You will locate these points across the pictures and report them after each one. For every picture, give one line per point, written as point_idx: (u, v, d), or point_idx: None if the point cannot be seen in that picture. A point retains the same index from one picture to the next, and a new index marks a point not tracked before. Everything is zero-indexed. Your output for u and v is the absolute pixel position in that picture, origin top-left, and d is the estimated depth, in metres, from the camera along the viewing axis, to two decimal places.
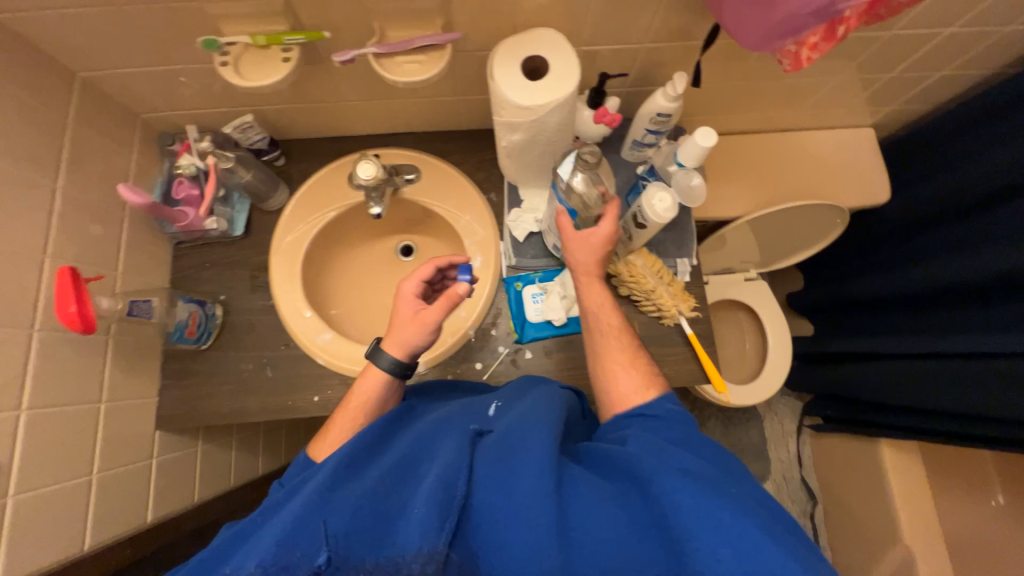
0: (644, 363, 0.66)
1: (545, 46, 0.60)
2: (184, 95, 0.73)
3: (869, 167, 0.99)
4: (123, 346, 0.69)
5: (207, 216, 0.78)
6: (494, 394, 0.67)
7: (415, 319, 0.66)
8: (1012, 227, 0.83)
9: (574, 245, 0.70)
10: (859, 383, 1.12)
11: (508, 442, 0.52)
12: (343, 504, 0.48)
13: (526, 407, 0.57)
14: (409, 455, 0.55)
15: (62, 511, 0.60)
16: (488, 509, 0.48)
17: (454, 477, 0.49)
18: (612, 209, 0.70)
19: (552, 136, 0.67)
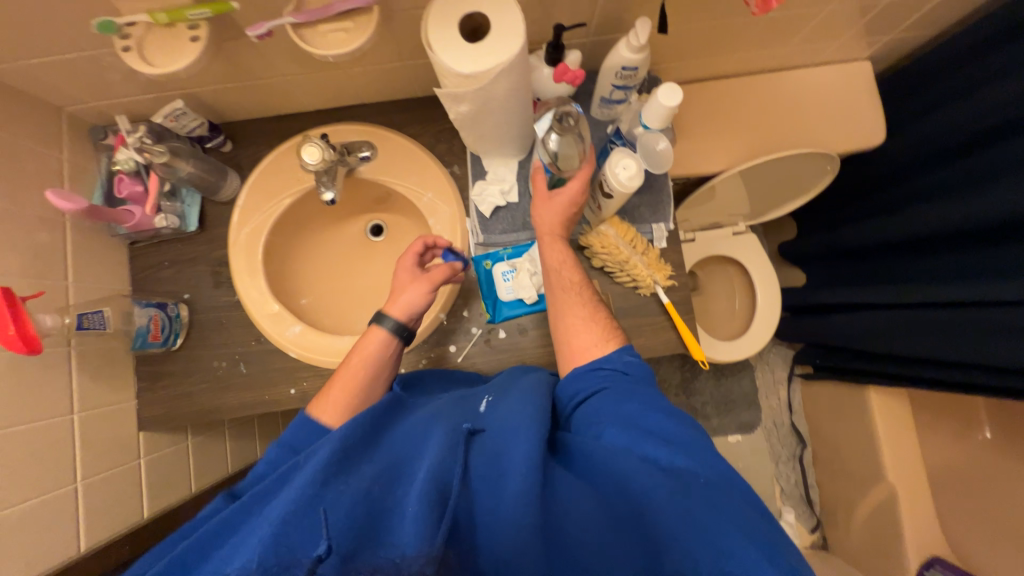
0: (604, 319, 0.66)
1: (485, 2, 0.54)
2: (104, 85, 0.67)
3: (866, 105, 0.91)
4: (87, 356, 0.68)
5: (155, 214, 0.74)
6: (480, 391, 0.65)
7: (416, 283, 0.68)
8: (1014, 165, 0.77)
9: (540, 202, 0.69)
10: (849, 333, 1.11)
11: (504, 441, 0.50)
12: (339, 499, 0.45)
13: (521, 403, 0.55)
14: (399, 451, 0.52)
15: (50, 520, 0.62)
16: (483, 508, 0.46)
17: (448, 476, 0.47)
18: (585, 170, 0.67)
19: (506, 103, 0.61)
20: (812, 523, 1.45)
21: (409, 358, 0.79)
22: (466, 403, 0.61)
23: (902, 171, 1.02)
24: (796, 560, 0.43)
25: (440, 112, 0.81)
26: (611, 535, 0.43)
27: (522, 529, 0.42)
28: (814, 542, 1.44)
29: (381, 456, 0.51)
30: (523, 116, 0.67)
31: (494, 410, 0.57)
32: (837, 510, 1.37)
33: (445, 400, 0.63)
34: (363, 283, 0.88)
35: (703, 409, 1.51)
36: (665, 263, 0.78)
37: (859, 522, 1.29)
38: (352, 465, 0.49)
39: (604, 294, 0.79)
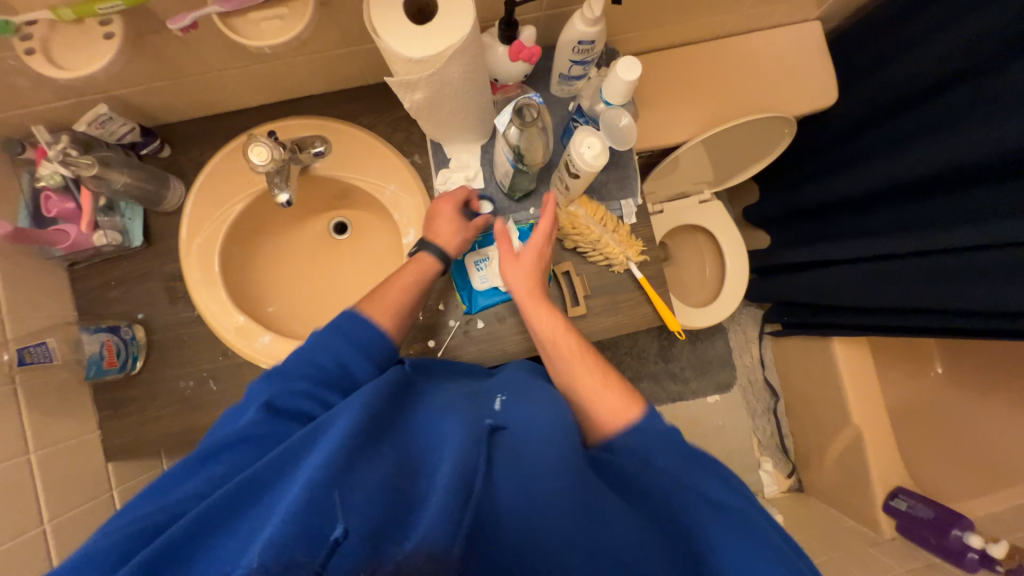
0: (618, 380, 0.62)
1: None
2: (13, 93, 0.60)
3: (819, 66, 0.93)
4: (37, 392, 0.63)
5: (92, 231, 0.68)
6: (488, 388, 0.63)
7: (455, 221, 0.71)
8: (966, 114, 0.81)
9: (510, 269, 0.69)
10: (816, 288, 1.15)
11: (531, 442, 0.49)
12: (362, 487, 0.41)
13: (542, 402, 0.55)
14: (417, 446, 0.48)
15: (19, 568, 0.58)
16: (505, 508, 0.44)
17: (474, 469, 0.45)
18: (543, 222, 0.69)
19: (461, 87, 0.59)
20: (788, 469, 1.55)
21: None
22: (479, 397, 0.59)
23: (854, 129, 1.05)
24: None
25: (394, 99, 0.78)
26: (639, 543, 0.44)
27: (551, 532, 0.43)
28: (791, 486, 1.54)
29: (399, 444, 0.48)
30: (481, 100, 0.65)
31: (511, 408, 0.56)
32: (810, 455, 1.46)
33: (456, 390, 0.61)
34: (331, 285, 0.84)
35: (681, 374, 1.56)
36: (637, 239, 0.78)
37: (830, 464, 1.39)
38: (370, 447, 0.45)
39: (579, 275, 0.79)
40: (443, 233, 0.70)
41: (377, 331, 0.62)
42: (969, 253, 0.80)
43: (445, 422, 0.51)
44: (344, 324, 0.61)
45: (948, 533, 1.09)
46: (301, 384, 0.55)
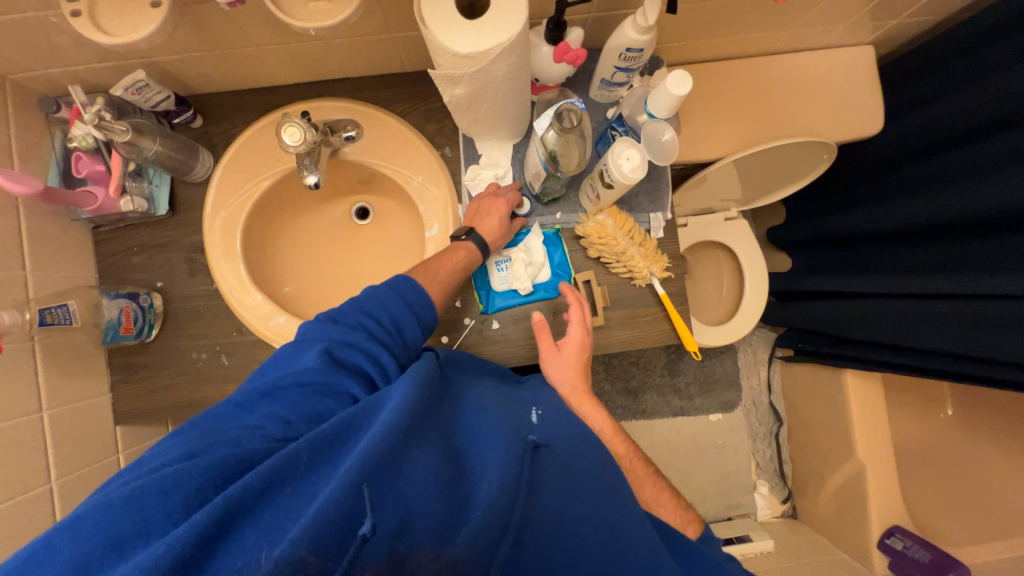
0: (673, 495, 0.66)
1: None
2: (55, 53, 0.59)
3: (868, 92, 0.90)
4: (54, 351, 0.64)
5: (119, 196, 0.68)
6: (520, 397, 0.65)
7: (502, 212, 0.71)
8: (1012, 157, 0.77)
9: (560, 368, 0.70)
10: (832, 318, 1.13)
11: (568, 471, 0.50)
12: (410, 475, 0.41)
13: (578, 435, 0.57)
14: (461, 442, 0.48)
15: (26, 523, 0.59)
16: (544, 528, 0.43)
17: (516, 482, 0.44)
18: (580, 316, 0.72)
19: (502, 86, 0.57)
20: (783, 495, 1.53)
21: None
22: (515, 406, 0.60)
23: (894, 161, 1.02)
24: None
25: (430, 89, 0.76)
26: None
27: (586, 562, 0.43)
28: (784, 512, 1.53)
29: (446, 436, 0.47)
30: (519, 100, 0.64)
31: (547, 426, 0.57)
32: (808, 483, 1.45)
33: (493, 393, 0.61)
34: (350, 269, 0.84)
35: (686, 389, 1.55)
36: (663, 255, 0.77)
37: (827, 495, 1.37)
38: (420, 433, 0.45)
39: (600, 286, 0.77)
40: (489, 223, 0.70)
41: (427, 298, 0.63)
42: (995, 301, 0.77)
43: (489, 428, 0.51)
44: (396, 287, 0.62)
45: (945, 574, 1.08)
46: (355, 338, 0.56)
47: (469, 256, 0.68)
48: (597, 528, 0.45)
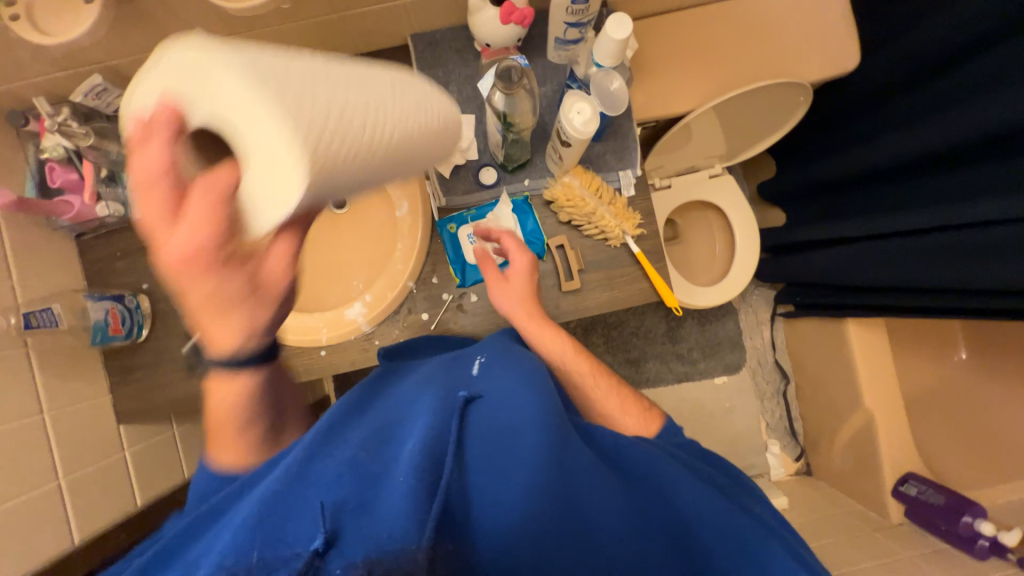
0: (637, 401, 0.67)
1: (198, 99, 0.33)
2: (13, 68, 0.61)
3: (839, 28, 0.86)
4: (49, 356, 0.66)
5: (96, 202, 0.70)
6: (466, 354, 0.64)
7: (206, 281, 0.37)
8: (1006, 69, 0.73)
9: (502, 292, 0.71)
10: (827, 266, 1.12)
11: (502, 415, 0.48)
12: (325, 474, 0.42)
13: (518, 374, 0.54)
14: (391, 421, 0.49)
15: (40, 519, 0.62)
16: (481, 475, 0.42)
17: (443, 442, 0.43)
18: (510, 241, 0.73)
19: (392, 134, 0.37)
20: (796, 452, 1.52)
21: (377, 331, 0.76)
22: (456, 367, 0.59)
23: (878, 99, 0.98)
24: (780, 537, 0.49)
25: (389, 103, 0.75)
26: (619, 514, 0.43)
27: (535, 505, 0.40)
28: (798, 470, 1.51)
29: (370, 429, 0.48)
30: (433, 118, 0.41)
31: (485, 378, 0.55)
32: (819, 438, 1.43)
33: (433, 366, 0.61)
34: None
35: (689, 355, 1.53)
36: (634, 212, 0.76)
37: (840, 448, 1.35)
38: (339, 440, 0.47)
39: (574, 249, 0.77)
40: (217, 314, 0.40)
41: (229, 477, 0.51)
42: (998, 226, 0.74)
43: (418, 401, 0.51)
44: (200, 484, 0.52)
45: (959, 519, 1.05)
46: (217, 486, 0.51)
47: (251, 395, 0.49)
48: (535, 458, 0.42)
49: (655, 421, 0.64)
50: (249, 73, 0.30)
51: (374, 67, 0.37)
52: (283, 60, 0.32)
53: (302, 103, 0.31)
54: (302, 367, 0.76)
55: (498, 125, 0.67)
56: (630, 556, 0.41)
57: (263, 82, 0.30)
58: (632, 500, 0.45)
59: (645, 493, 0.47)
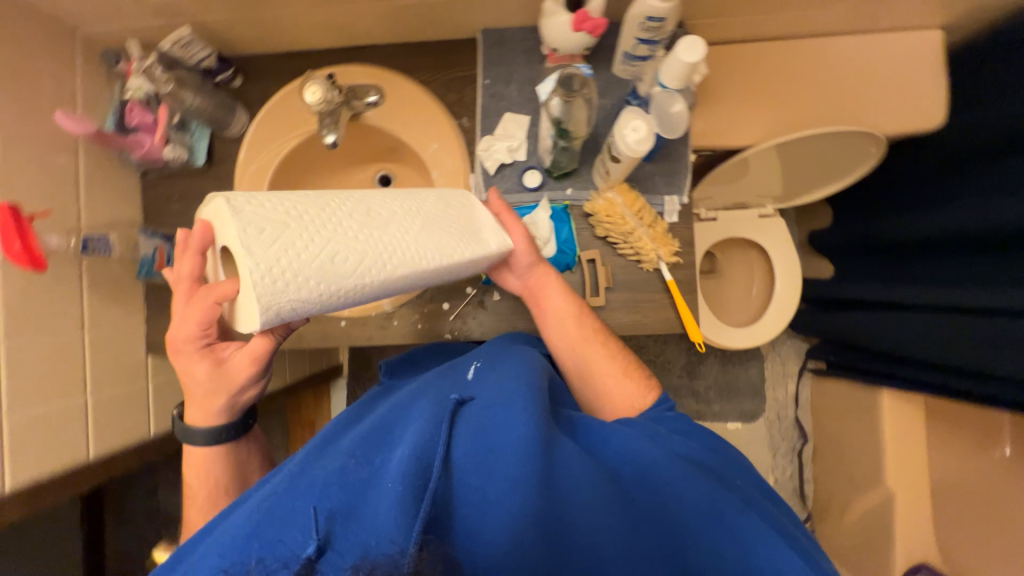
0: (637, 368, 0.65)
1: (220, 230, 0.43)
2: (115, 12, 0.65)
3: (929, 83, 0.81)
4: (96, 280, 0.71)
5: (165, 145, 0.75)
6: (465, 358, 0.63)
7: (199, 364, 0.56)
8: None
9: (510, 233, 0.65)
10: (868, 331, 1.06)
11: (491, 413, 0.47)
12: (312, 480, 0.42)
13: (510, 376, 0.53)
14: (382, 423, 0.49)
15: (62, 428, 0.66)
16: (468, 479, 0.42)
17: (431, 452, 0.43)
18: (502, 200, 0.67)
19: (351, 285, 0.44)
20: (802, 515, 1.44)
21: (397, 312, 0.78)
22: (452, 372, 0.59)
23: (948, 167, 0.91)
24: (797, 540, 0.45)
25: (413, 118, 0.76)
26: (614, 515, 0.41)
27: (525, 508, 0.39)
28: None
29: (362, 433, 0.49)
30: (411, 267, 0.47)
31: (478, 381, 0.55)
32: (830, 507, 1.35)
33: (431, 374, 0.61)
34: None
35: (705, 394, 1.48)
36: (672, 239, 0.74)
37: (851, 523, 1.27)
38: (329, 453, 0.47)
39: (604, 266, 0.76)
40: (208, 391, 0.57)
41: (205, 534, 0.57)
42: None
43: (411, 409, 0.51)
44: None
45: None
46: None
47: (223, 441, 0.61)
48: (521, 462, 0.42)
49: (650, 390, 0.63)
50: (237, 223, 0.39)
51: (369, 233, 0.45)
52: (270, 231, 0.40)
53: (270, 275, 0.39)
54: (320, 333, 0.78)
55: (550, 131, 0.67)
56: (620, 553, 0.39)
57: (244, 241, 0.39)
58: (628, 500, 0.44)
59: (635, 493, 0.45)
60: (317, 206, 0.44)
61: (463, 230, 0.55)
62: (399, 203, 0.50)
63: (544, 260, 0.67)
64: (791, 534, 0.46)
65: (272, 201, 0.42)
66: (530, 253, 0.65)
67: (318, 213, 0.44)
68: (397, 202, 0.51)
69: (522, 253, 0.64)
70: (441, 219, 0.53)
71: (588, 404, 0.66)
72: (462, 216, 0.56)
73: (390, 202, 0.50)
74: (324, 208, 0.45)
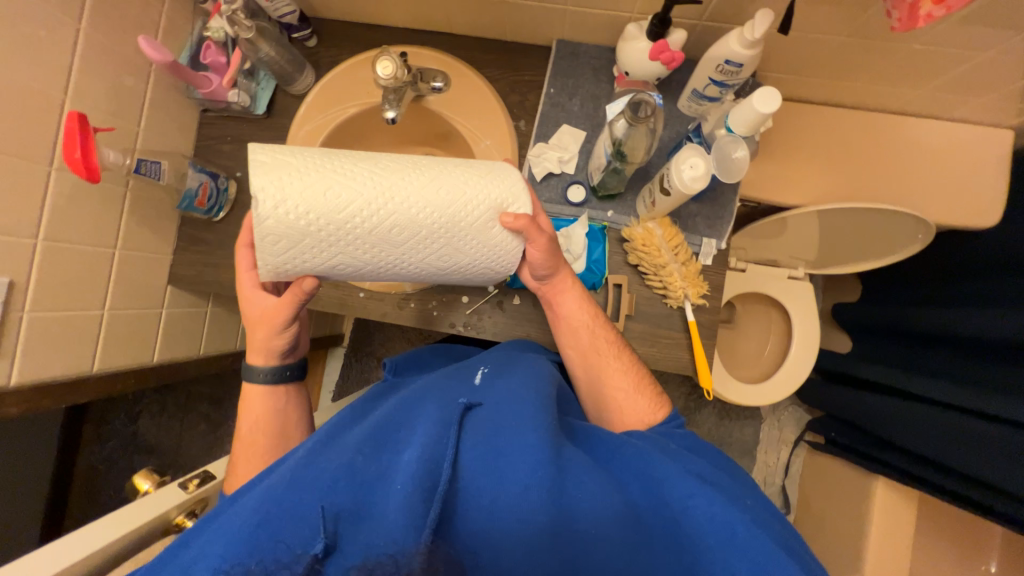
0: (651, 385, 0.64)
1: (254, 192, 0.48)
2: None
3: (987, 180, 0.81)
4: (137, 201, 0.73)
5: (230, 87, 0.76)
6: (474, 361, 0.63)
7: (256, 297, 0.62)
8: None
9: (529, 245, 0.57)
10: (873, 416, 1.05)
11: (500, 419, 0.47)
12: (317, 475, 0.42)
13: (520, 384, 0.53)
14: (387, 420, 0.49)
15: (75, 336, 0.68)
16: (479, 484, 0.42)
17: (439, 456, 0.43)
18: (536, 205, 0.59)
19: (349, 276, 0.54)
20: None
21: (416, 295, 0.78)
22: (458, 375, 0.58)
23: (984, 270, 0.90)
24: (811, 563, 0.44)
25: (474, 111, 0.76)
26: (621, 530, 0.41)
27: (535, 521, 0.40)
28: None
29: (368, 429, 0.49)
30: (405, 276, 0.56)
31: (487, 386, 0.55)
32: None
33: (439, 372, 0.61)
34: None
35: None
36: (703, 281, 0.74)
37: None
38: (335, 446, 0.47)
39: (629, 293, 0.75)
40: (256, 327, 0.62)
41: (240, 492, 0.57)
42: None
43: (419, 408, 0.51)
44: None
45: None
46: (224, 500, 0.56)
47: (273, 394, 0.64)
48: (530, 472, 0.42)
49: (662, 408, 0.61)
50: (258, 236, 0.46)
51: (375, 245, 0.50)
52: (282, 242, 0.47)
53: (283, 267, 0.50)
54: (338, 300, 0.78)
55: (606, 150, 0.67)
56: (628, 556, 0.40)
57: (263, 246, 0.47)
58: (635, 517, 0.43)
59: (643, 512, 0.44)
60: (331, 215, 0.47)
61: (483, 255, 0.55)
62: (424, 226, 0.50)
63: (560, 268, 0.63)
64: (806, 558, 0.44)
65: (293, 208, 0.46)
66: (546, 261, 0.59)
67: (330, 232, 0.48)
68: (425, 222, 0.50)
69: (537, 262, 0.59)
70: (465, 244, 0.53)
71: (597, 416, 0.65)
72: (496, 237, 0.53)
73: (414, 222, 0.49)
74: (340, 225, 0.48)
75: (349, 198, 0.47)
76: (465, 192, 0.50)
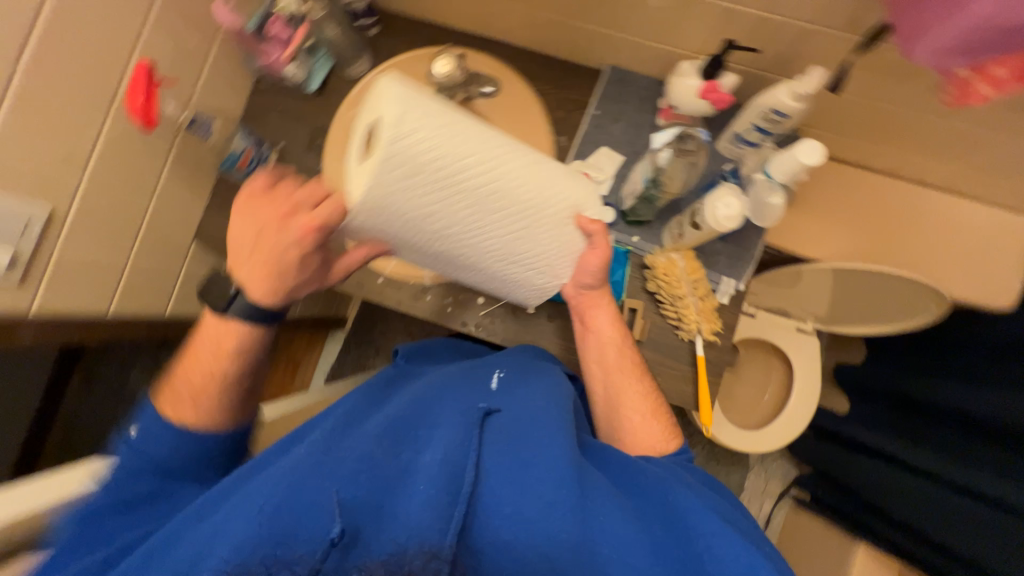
0: (664, 413, 0.64)
1: (370, 116, 0.43)
2: None
3: (993, 254, 0.86)
4: (182, 155, 0.75)
5: (289, 62, 0.77)
6: (490, 363, 0.63)
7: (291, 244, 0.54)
8: None
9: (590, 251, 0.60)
10: (862, 481, 1.05)
11: (520, 429, 0.48)
12: (339, 466, 0.42)
13: (541, 397, 0.53)
14: (405, 414, 0.50)
15: (99, 276, 0.69)
16: (499, 492, 0.43)
17: (462, 460, 0.43)
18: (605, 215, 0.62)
19: (420, 237, 0.51)
20: None
21: (435, 289, 0.79)
22: (475, 376, 0.59)
23: None
24: None
25: (518, 120, 0.78)
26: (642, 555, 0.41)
27: (554, 537, 0.40)
28: None
29: (386, 421, 0.49)
30: (468, 250, 0.54)
31: (505, 392, 0.55)
32: None
33: (454, 369, 0.62)
34: None
35: None
36: (717, 318, 0.75)
37: None
38: (357, 435, 0.48)
39: (643, 318, 0.76)
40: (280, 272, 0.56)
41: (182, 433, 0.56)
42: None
43: (439, 407, 0.51)
44: (138, 439, 0.56)
45: None
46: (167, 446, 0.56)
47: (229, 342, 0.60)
48: (549, 487, 0.42)
49: (674, 439, 0.62)
50: (379, 163, 0.41)
51: (475, 206, 0.49)
52: (400, 177, 0.42)
53: (379, 208, 0.45)
54: (356, 281, 0.79)
55: (644, 176, 0.69)
56: None
57: (375, 175, 0.42)
58: (653, 543, 0.43)
59: (660, 538, 0.43)
60: (455, 163, 0.44)
61: (550, 246, 0.57)
62: (522, 202, 0.51)
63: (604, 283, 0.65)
64: None
65: (427, 142, 0.42)
66: (599, 271, 0.61)
67: (444, 181, 0.45)
68: (525, 200, 0.50)
69: (590, 271, 0.61)
70: (542, 231, 0.55)
71: (608, 435, 0.65)
72: (568, 232, 0.56)
73: (514, 196, 0.50)
74: (455, 178, 0.45)
75: (473, 154, 0.46)
76: (558, 181, 0.53)
